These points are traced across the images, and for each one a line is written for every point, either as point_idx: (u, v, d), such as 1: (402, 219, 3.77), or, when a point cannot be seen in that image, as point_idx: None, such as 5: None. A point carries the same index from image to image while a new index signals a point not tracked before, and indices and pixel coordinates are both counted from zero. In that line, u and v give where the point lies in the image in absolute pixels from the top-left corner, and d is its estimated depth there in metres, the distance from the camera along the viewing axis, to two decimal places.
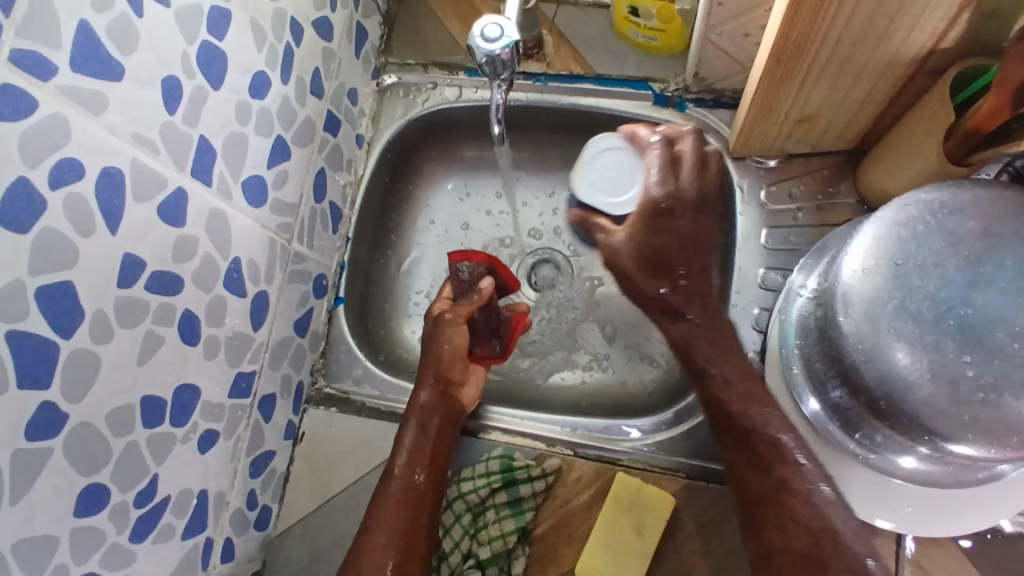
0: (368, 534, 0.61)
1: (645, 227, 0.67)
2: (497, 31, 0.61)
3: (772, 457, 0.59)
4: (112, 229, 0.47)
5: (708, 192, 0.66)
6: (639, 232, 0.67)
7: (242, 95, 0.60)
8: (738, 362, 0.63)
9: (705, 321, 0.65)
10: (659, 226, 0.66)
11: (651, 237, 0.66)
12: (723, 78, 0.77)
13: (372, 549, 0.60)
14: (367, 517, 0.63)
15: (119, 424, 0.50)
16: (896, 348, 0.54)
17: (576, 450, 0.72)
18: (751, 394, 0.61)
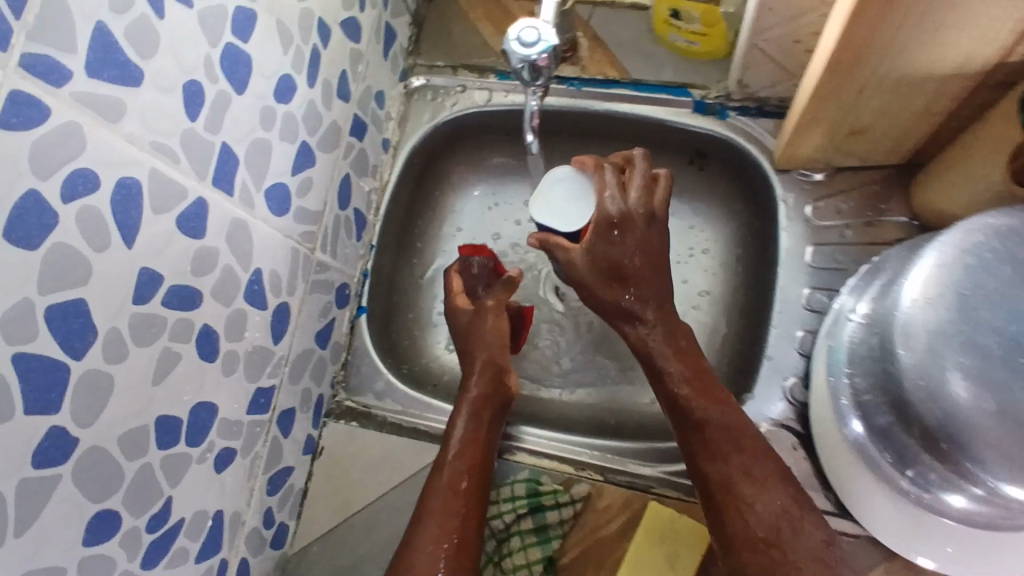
0: (420, 524, 0.59)
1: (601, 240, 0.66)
2: (534, 35, 0.57)
3: (723, 454, 0.57)
4: (127, 243, 0.45)
5: (657, 210, 0.67)
6: (595, 244, 0.66)
7: (267, 100, 0.57)
8: (694, 360, 0.64)
9: (660, 326, 0.66)
10: (613, 236, 0.66)
11: (609, 249, 0.66)
12: (768, 86, 0.73)
13: (426, 539, 0.57)
14: (418, 509, 0.60)
15: (131, 447, 0.48)
16: (958, 386, 0.50)
17: (606, 475, 0.69)
18: (707, 389, 0.61)
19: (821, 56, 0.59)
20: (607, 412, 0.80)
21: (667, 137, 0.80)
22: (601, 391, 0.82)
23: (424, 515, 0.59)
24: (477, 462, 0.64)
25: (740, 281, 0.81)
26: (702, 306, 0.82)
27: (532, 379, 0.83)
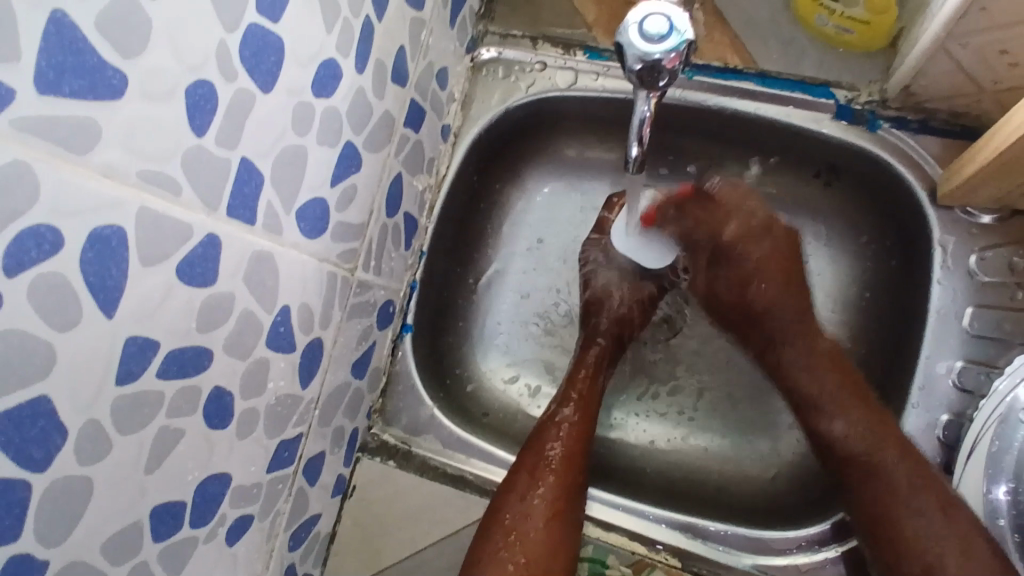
0: (509, 509, 0.56)
1: (756, 247, 0.66)
2: (664, 25, 0.43)
3: (907, 498, 0.52)
4: (107, 312, 0.33)
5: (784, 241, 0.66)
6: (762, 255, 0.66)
7: (303, 95, 0.44)
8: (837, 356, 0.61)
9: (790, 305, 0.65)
10: (740, 249, 0.67)
11: (759, 255, 0.66)
12: (941, 96, 0.57)
13: (529, 513, 0.55)
14: (505, 488, 0.57)
15: (118, 551, 0.38)
16: None
17: (686, 563, 0.58)
18: (883, 427, 0.56)
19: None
20: (684, 467, 0.69)
21: (793, 144, 0.65)
22: (686, 436, 0.71)
23: (525, 466, 0.58)
24: (579, 448, 0.60)
25: (862, 328, 0.67)
26: None
27: (616, 415, 0.72)
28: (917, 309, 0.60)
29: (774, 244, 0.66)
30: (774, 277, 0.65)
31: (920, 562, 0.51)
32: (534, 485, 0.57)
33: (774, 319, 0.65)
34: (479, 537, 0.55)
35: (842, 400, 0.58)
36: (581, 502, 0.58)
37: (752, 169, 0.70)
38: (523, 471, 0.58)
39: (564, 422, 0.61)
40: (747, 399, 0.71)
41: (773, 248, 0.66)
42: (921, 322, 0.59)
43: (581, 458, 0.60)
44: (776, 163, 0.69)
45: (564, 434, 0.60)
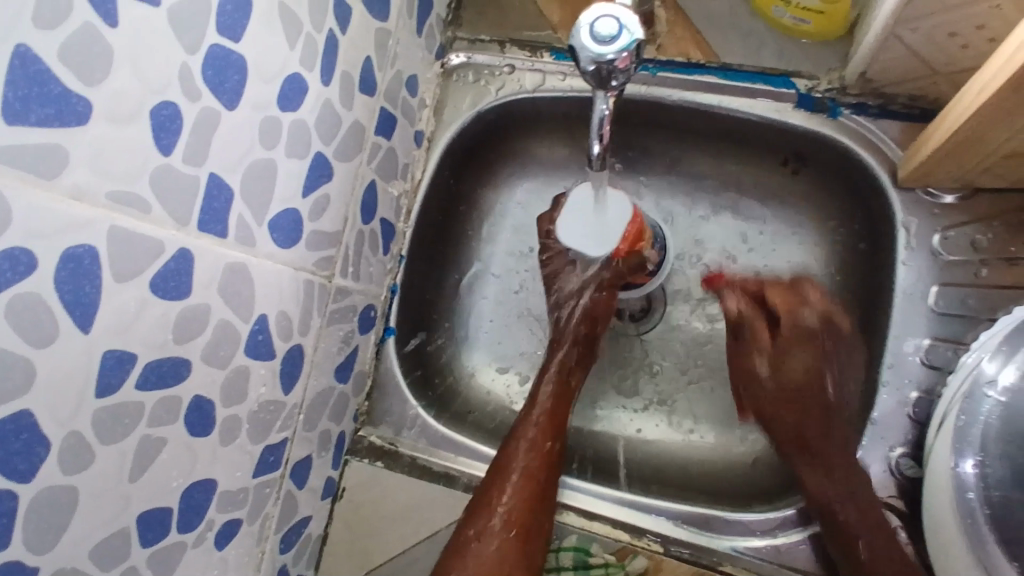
0: (472, 532, 0.58)
1: (797, 352, 0.63)
2: (613, 26, 0.44)
3: (856, 528, 0.55)
4: (83, 327, 0.35)
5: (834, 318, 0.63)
6: (798, 358, 0.62)
7: (269, 109, 0.46)
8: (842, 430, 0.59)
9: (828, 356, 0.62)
10: (783, 339, 0.63)
11: (801, 363, 0.62)
12: (897, 81, 0.58)
13: (489, 538, 0.58)
14: (471, 509, 0.59)
15: (106, 557, 0.40)
16: None
17: (668, 547, 0.59)
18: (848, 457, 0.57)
19: (1014, 58, 0.43)
20: (666, 456, 0.70)
21: (758, 134, 0.67)
22: (669, 423, 0.72)
23: (490, 487, 0.60)
24: (544, 461, 0.61)
25: None
26: None
27: (599, 408, 0.74)
28: (884, 290, 0.62)
29: (818, 343, 0.62)
30: (804, 350, 0.62)
31: None
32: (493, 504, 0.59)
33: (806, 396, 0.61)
34: (448, 556, 0.58)
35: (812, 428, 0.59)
36: (546, 517, 0.59)
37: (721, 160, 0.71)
38: (485, 492, 0.60)
39: (528, 437, 0.62)
40: (727, 386, 0.72)
41: (807, 360, 0.62)
42: (887, 302, 0.61)
43: (546, 471, 0.61)
44: (745, 154, 0.70)
45: (529, 448, 0.61)
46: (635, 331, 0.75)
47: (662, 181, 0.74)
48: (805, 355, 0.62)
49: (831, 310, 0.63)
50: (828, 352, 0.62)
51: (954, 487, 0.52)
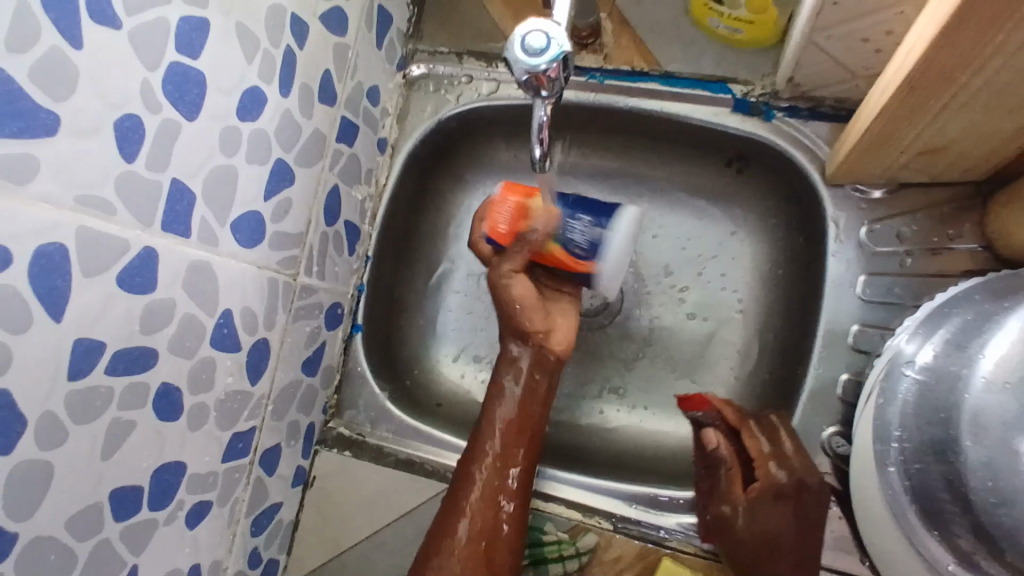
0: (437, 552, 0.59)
1: (768, 500, 0.57)
2: (543, 40, 0.48)
3: None
4: (56, 317, 0.39)
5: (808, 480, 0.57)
6: (769, 506, 0.57)
7: (229, 120, 0.50)
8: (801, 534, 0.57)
9: (798, 490, 0.57)
10: (756, 491, 0.58)
11: (772, 510, 0.57)
12: (824, 86, 0.62)
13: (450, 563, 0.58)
14: (438, 524, 0.60)
15: (81, 529, 0.43)
16: None
17: (617, 524, 0.63)
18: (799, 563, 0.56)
19: (900, 65, 0.46)
20: (621, 441, 0.74)
21: (701, 136, 0.71)
22: (625, 410, 0.75)
23: (457, 507, 0.60)
24: (512, 486, 0.60)
25: (778, 303, 0.72)
26: (733, 325, 0.75)
27: (558, 399, 0.77)
28: (818, 280, 0.66)
29: (794, 498, 0.57)
30: (785, 495, 0.57)
31: None
32: (460, 543, 0.58)
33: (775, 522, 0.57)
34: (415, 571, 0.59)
35: (773, 543, 0.56)
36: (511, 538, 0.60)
37: (670, 160, 0.75)
38: (450, 511, 0.60)
39: (497, 459, 0.61)
40: (681, 376, 0.75)
41: (780, 507, 0.57)
42: (819, 292, 0.65)
43: (515, 496, 0.60)
44: (692, 155, 0.74)
45: (493, 478, 0.60)
46: (592, 325, 0.78)
47: (616, 182, 0.79)
48: (776, 503, 0.57)
49: (804, 473, 0.57)
50: (800, 490, 0.57)
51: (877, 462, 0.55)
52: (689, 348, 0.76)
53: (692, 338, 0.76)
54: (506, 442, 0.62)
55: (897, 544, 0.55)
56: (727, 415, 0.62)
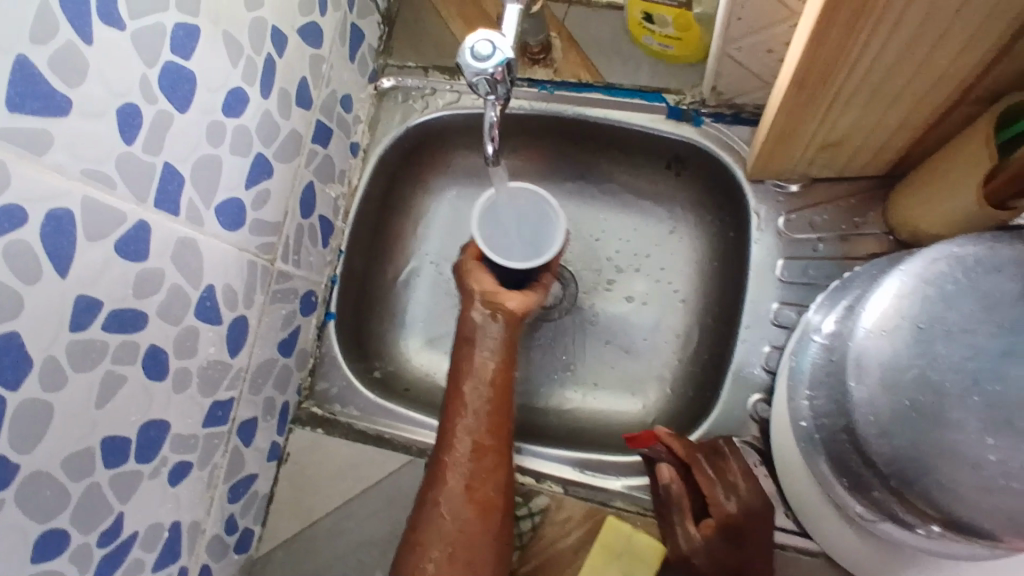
0: (429, 511, 0.64)
1: (725, 535, 0.62)
2: (489, 48, 0.56)
3: None
4: (61, 272, 0.45)
5: (754, 508, 0.63)
6: (725, 541, 0.61)
7: (215, 115, 0.57)
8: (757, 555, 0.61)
9: (749, 521, 0.62)
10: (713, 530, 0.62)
11: (730, 546, 0.61)
12: (742, 93, 0.71)
13: (440, 518, 0.63)
14: (426, 488, 0.65)
15: (76, 469, 0.48)
16: (912, 411, 0.47)
17: (567, 488, 0.70)
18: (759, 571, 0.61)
19: (789, 67, 0.54)
20: (576, 420, 0.80)
21: (641, 141, 0.79)
22: (579, 393, 0.82)
23: (440, 468, 0.65)
24: (490, 440, 0.66)
25: (714, 290, 0.80)
26: (676, 312, 0.82)
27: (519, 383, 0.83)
28: (744, 266, 0.73)
29: (747, 528, 0.62)
30: (740, 527, 0.62)
31: None
32: (449, 493, 0.64)
33: (736, 555, 0.61)
34: (408, 533, 0.64)
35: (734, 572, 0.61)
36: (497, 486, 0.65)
37: (617, 164, 0.84)
38: (436, 472, 0.65)
39: (473, 420, 0.67)
40: (629, 360, 0.82)
41: (735, 539, 0.62)
42: (745, 276, 0.72)
43: (496, 449, 0.66)
44: (635, 158, 0.82)
45: (472, 430, 0.66)
46: (548, 316, 0.84)
47: (570, 185, 0.87)
48: (731, 536, 0.62)
49: (751, 504, 0.63)
50: (750, 521, 0.62)
51: (791, 417, 0.62)
52: (636, 333, 0.83)
53: (639, 325, 0.83)
54: (480, 403, 0.67)
55: (812, 493, 0.62)
56: (678, 453, 0.65)
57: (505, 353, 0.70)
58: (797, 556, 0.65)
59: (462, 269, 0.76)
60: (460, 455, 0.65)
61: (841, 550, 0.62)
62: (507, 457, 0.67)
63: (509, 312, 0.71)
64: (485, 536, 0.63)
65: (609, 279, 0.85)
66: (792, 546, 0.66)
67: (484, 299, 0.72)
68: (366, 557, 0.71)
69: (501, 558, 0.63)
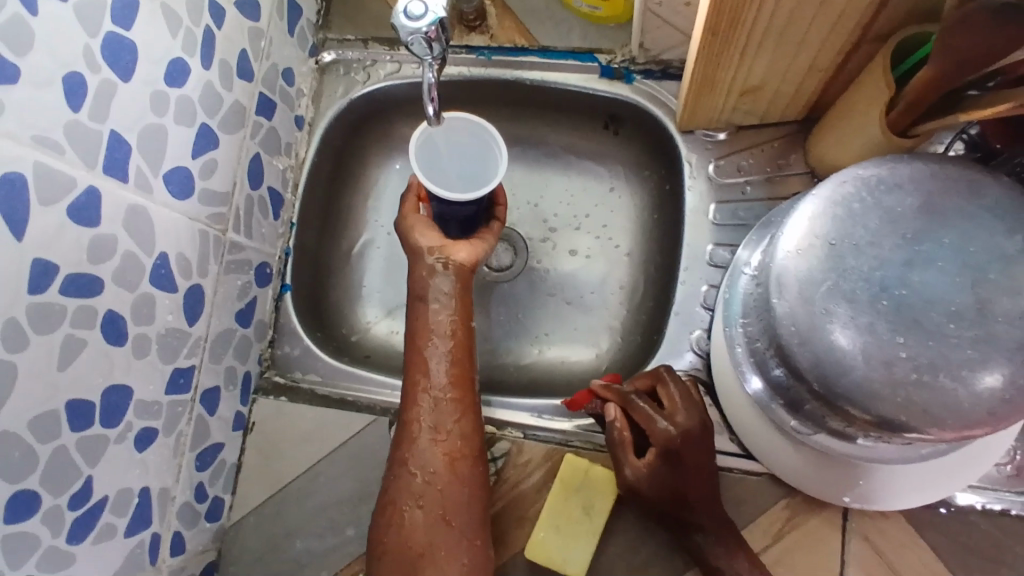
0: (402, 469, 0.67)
1: (665, 465, 0.63)
2: (422, 8, 0.59)
3: (729, 565, 0.62)
4: (17, 235, 0.46)
5: (689, 432, 0.63)
6: (664, 470, 0.63)
7: (159, 85, 0.58)
8: (702, 481, 0.63)
9: (688, 448, 0.63)
10: (654, 461, 0.63)
11: (671, 475, 0.63)
12: (668, 49, 0.75)
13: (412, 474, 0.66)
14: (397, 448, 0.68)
15: (42, 431, 0.50)
16: (831, 322, 0.52)
17: (526, 432, 0.73)
18: (705, 499, 0.63)
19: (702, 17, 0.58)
20: (533, 373, 0.83)
21: (579, 101, 0.83)
22: (536, 349, 0.85)
23: (408, 427, 0.68)
24: (453, 394, 0.69)
25: (655, 240, 0.84)
26: (622, 267, 0.86)
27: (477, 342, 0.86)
28: (681, 213, 0.78)
29: (686, 453, 0.63)
30: (679, 454, 0.63)
31: None
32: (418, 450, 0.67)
33: (680, 482, 0.63)
34: (385, 493, 0.68)
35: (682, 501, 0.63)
36: (466, 437, 0.68)
37: (559, 125, 0.88)
38: (404, 432, 0.68)
39: (434, 378, 0.69)
40: (581, 314, 0.85)
41: (677, 465, 0.63)
42: (682, 222, 0.77)
43: (461, 402, 0.69)
44: (575, 118, 0.86)
45: (435, 387, 0.69)
46: (502, 276, 0.88)
47: (514, 149, 0.90)
48: (672, 463, 0.63)
49: (687, 428, 0.63)
50: (689, 445, 0.63)
51: (729, 344, 0.67)
52: (586, 287, 0.86)
53: (587, 279, 0.86)
54: (440, 361, 0.70)
55: (754, 417, 0.67)
56: (612, 398, 0.67)
57: (459, 307, 0.73)
58: (744, 476, 0.69)
59: (404, 224, 0.77)
60: (425, 413, 0.68)
61: (783, 468, 0.66)
62: (472, 409, 0.69)
63: (460, 265, 0.74)
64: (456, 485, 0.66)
65: (557, 237, 0.88)
66: (738, 468, 0.69)
67: (434, 251, 0.74)
68: (336, 515, 0.73)
69: (476, 506, 0.67)
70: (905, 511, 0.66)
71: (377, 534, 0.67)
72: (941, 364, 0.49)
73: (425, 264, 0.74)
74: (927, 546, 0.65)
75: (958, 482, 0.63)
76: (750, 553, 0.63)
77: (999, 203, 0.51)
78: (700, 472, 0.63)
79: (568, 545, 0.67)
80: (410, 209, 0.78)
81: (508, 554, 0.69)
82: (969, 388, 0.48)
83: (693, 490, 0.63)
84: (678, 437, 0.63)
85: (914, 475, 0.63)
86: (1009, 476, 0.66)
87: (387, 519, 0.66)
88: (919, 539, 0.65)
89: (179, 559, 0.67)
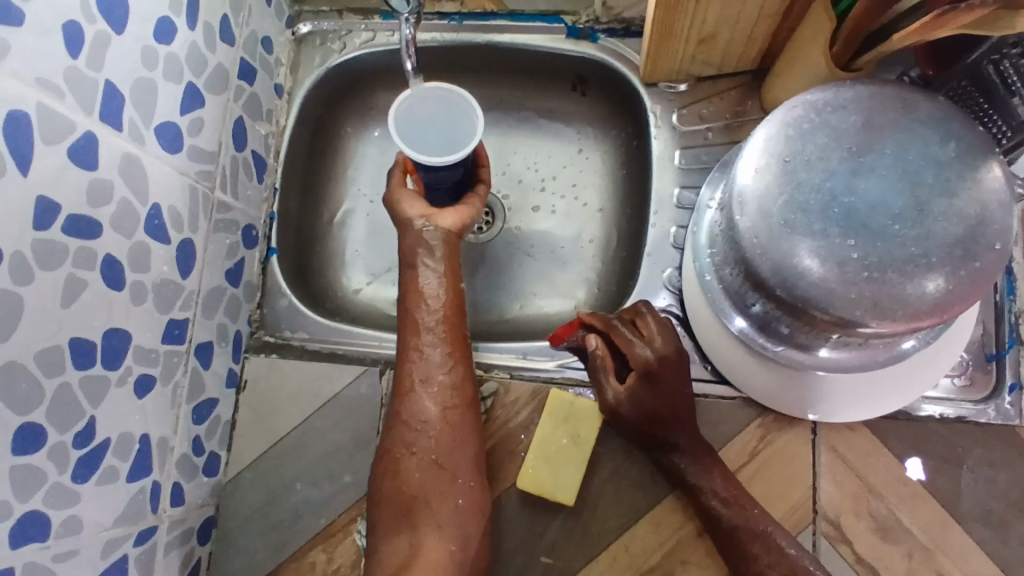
0: (398, 421, 0.69)
1: (644, 389, 0.67)
2: None
3: (705, 481, 0.67)
4: (23, 171, 0.48)
5: (666, 357, 0.68)
6: (642, 395, 0.67)
7: (148, 41, 0.60)
8: (678, 404, 0.67)
9: (666, 372, 0.68)
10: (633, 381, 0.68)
11: (649, 398, 0.67)
12: (630, 6, 0.80)
13: (407, 425, 0.68)
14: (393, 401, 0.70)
15: (48, 365, 0.52)
16: (789, 231, 0.56)
17: (513, 373, 0.76)
18: (681, 420, 0.67)
19: None
20: (516, 325, 0.87)
21: (547, 63, 0.87)
22: (519, 303, 0.88)
23: (402, 381, 0.70)
24: (446, 349, 0.70)
25: (625, 192, 0.89)
26: (595, 221, 0.90)
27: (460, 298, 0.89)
28: (648, 161, 0.82)
29: (663, 374, 0.67)
30: (657, 376, 0.67)
31: (707, 511, 0.66)
32: (413, 402, 0.69)
33: (658, 405, 0.67)
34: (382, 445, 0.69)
35: (661, 424, 0.67)
36: (459, 389, 0.70)
37: (528, 89, 0.92)
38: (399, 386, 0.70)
39: (426, 334, 0.71)
40: (559, 268, 0.89)
41: (654, 387, 0.67)
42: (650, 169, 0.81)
43: (453, 355, 0.70)
44: (544, 82, 0.90)
45: (427, 343, 0.70)
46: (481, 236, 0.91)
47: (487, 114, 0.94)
48: (650, 383, 0.67)
49: (665, 352, 0.68)
50: (666, 367, 0.68)
51: (699, 276, 0.71)
52: (563, 242, 0.90)
53: (563, 234, 0.90)
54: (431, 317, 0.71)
55: (725, 342, 0.71)
56: (597, 325, 0.72)
57: (448, 267, 0.74)
58: (717, 400, 0.73)
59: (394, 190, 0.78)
60: (419, 368, 0.70)
61: (753, 388, 0.71)
62: (465, 361, 0.71)
63: (446, 229, 0.75)
64: (449, 433, 0.68)
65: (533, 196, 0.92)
66: (712, 393, 0.74)
67: (422, 216, 0.75)
68: (331, 465, 0.75)
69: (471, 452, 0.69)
70: (868, 422, 0.71)
71: (376, 483, 0.68)
72: (889, 261, 0.54)
73: (413, 230, 0.74)
74: (890, 453, 0.70)
75: (911, 393, 0.69)
76: (725, 469, 0.67)
77: (931, 117, 0.57)
78: (676, 395, 0.67)
79: (556, 473, 0.71)
80: (398, 184, 0.78)
81: (501, 488, 0.72)
82: (914, 281, 0.53)
83: (670, 411, 0.67)
84: (657, 361, 0.68)
85: (871, 385, 0.68)
86: (961, 387, 0.72)
87: (383, 467, 0.68)
88: (881, 447, 0.70)
89: (179, 510, 0.69)
